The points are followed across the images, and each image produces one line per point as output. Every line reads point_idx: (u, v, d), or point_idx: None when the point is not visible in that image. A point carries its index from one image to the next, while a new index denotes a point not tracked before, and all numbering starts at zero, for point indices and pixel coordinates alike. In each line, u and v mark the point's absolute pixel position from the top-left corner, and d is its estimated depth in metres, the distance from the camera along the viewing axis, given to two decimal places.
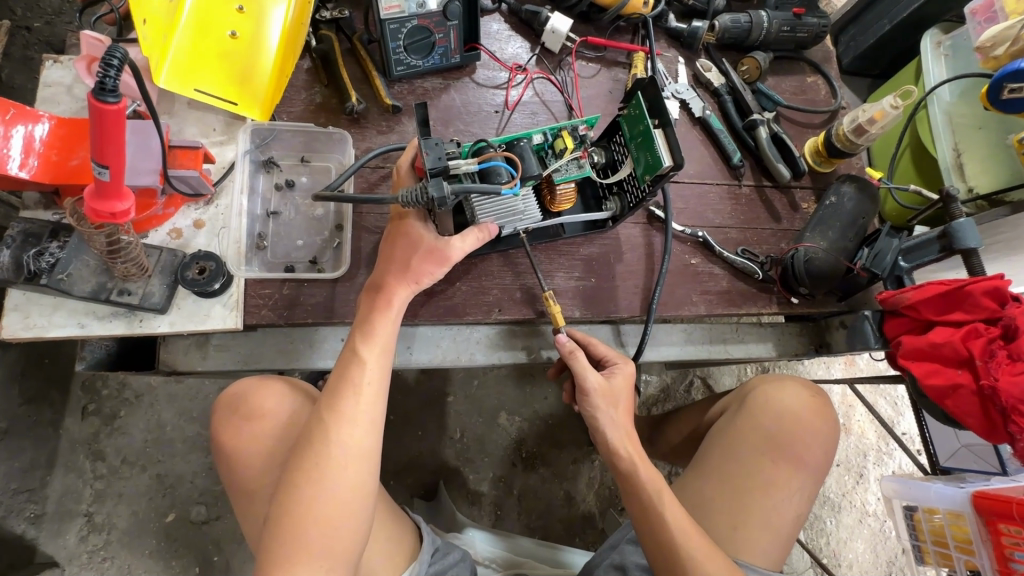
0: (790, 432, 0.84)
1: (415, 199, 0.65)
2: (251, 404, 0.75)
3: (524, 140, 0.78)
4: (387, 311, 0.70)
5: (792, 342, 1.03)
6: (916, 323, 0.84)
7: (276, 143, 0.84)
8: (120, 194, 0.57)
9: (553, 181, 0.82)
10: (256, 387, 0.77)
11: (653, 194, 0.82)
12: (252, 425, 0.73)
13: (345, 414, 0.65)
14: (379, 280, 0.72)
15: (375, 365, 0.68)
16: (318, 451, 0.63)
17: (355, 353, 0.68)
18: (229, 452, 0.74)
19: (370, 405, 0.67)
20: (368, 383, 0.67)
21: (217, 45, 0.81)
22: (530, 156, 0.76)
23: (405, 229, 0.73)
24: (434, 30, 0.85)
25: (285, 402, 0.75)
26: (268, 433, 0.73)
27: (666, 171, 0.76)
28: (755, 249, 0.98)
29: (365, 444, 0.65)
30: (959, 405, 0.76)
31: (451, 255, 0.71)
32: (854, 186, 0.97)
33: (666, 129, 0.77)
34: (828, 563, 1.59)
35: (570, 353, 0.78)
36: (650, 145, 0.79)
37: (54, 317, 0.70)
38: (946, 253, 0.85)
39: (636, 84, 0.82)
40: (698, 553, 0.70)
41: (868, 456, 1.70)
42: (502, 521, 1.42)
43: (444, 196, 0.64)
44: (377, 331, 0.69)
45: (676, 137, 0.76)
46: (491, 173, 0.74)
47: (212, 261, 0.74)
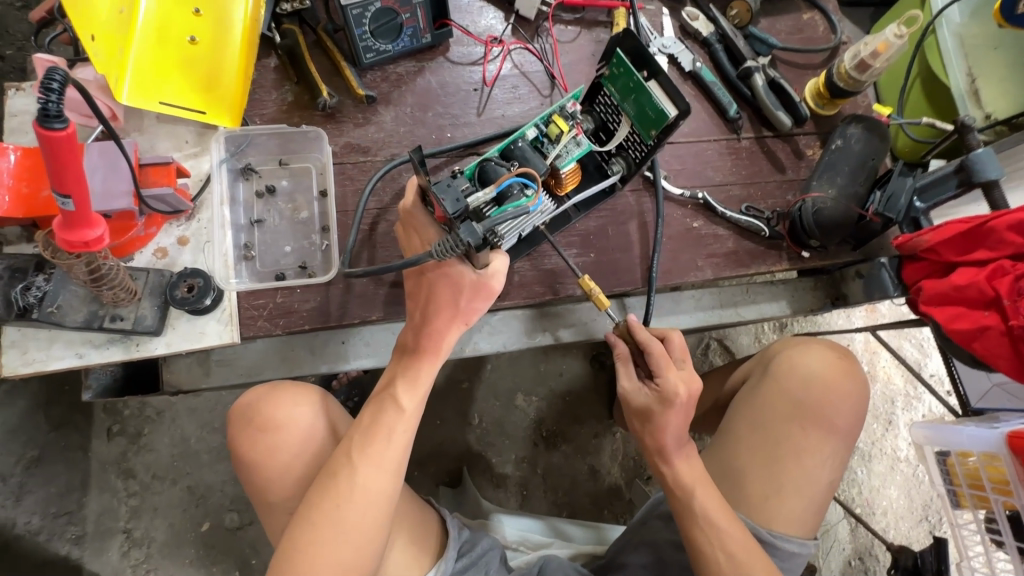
0: (820, 399, 0.81)
1: (449, 248, 0.58)
2: (265, 414, 0.66)
3: (519, 140, 0.73)
4: (435, 358, 0.66)
5: (807, 298, 0.97)
6: (936, 266, 0.80)
7: (252, 149, 0.82)
8: (89, 222, 0.55)
9: (557, 169, 0.76)
10: (268, 396, 0.68)
11: (660, 148, 0.76)
12: (270, 439, 0.65)
13: (378, 457, 0.61)
14: (427, 331, 0.66)
15: (410, 419, 0.64)
16: (342, 489, 0.60)
17: (394, 401, 0.64)
18: (241, 456, 0.67)
19: (401, 452, 0.63)
20: (402, 431, 0.63)
21: (175, 53, 0.77)
22: (531, 154, 0.72)
23: (440, 272, 0.66)
24: (399, 10, 0.82)
25: (306, 415, 0.67)
26: (290, 446, 0.65)
27: (674, 122, 0.71)
28: (760, 204, 0.94)
29: (391, 490, 0.62)
30: (987, 348, 0.71)
31: (493, 287, 0.66)
32: (860, 127, 0.91)
33: (659, 77, 0.71)
34: (862, 512, 1.58)
35: (621, 357, 0.78)
36: (644, 100, 0.73)
37: (51, 350, 0.70)
38: (965, 188, 0.79)
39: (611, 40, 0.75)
40: (728, 541, 0.72)
41: (897, 401, 1.66)
42: (529, 501, 1.43)
43: (480, 237, 0.59)
44: (421, 377, 0.65)
45: (672, 81, 0.70)
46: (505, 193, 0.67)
47: (200, 278, 0.72)
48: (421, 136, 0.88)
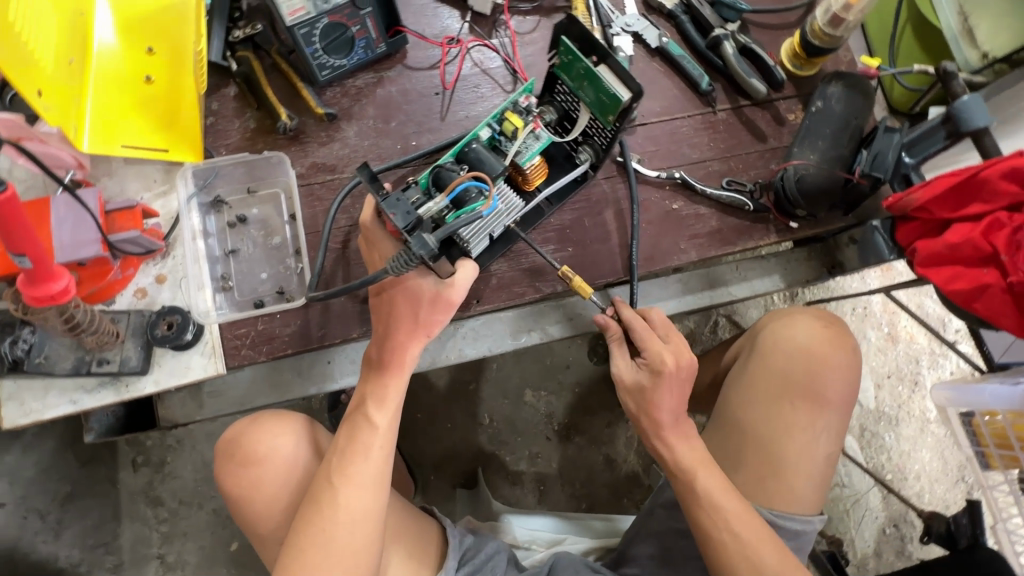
0: (810, 373, 0.77)
1: (402, 262, 0.59)
2: (246, 448, 0.69)
3: (473, 141, 0.71)
4: (401, 373, 0.68)
5: (801, 271, 0.93)
6: (929, 225, 0.75)
7: (220, 180, 0.82)
8: (53, 275, 0.57)
9: (518, 165, 0.75)
10: (251, 428, 0.70)
11: (621, 129, 0.74)
12: (253, 472, 0.68)
13: (356, 475, 0.63)
14: (389, 346, 0.67)
15: (383, 433, 0.66)
16: (327, 513, 0.61)
17: (365, 418, 0.66)
18: (228, 494, 0.69)
19: (380, 468, 0.65)
20: (378, 447, 0.65)
21: (134, 94, 0.78)
22: (488, 156, 0.70)
23: (404, 286, 0.68)
24: (348, 23, 0.81)
25: (287, 444, 0.69)
26: (275, 476, 0.68)
27: (628, 105, 0.67)
28: (742, 177, 0.90)
29: (374, 507, 0.63)
30: (989, 307, 0.67)
31: (453, 297, 0.68)
32: (840, 85, 0.87)
33: (608, 62, 0.67)
34: (894, 479, 1.52)
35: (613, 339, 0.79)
36: (597, 87, 0.70)
37: (47, 398, 0.72)
38: (954, 139, 0.73)
39: (556, 29, 0.70)
40: (730, 530, 0.70)
41: (921, 361, 1.59)
42: (547, 495, 1.43)
43: (433, 249, 0.59)
44: (389, 394, 0.67)
45: (621, 64, 0.66)
46: (462, 197, 0.67)
47: (178, 314, 0.74)
48: (386, 148, 0.87)
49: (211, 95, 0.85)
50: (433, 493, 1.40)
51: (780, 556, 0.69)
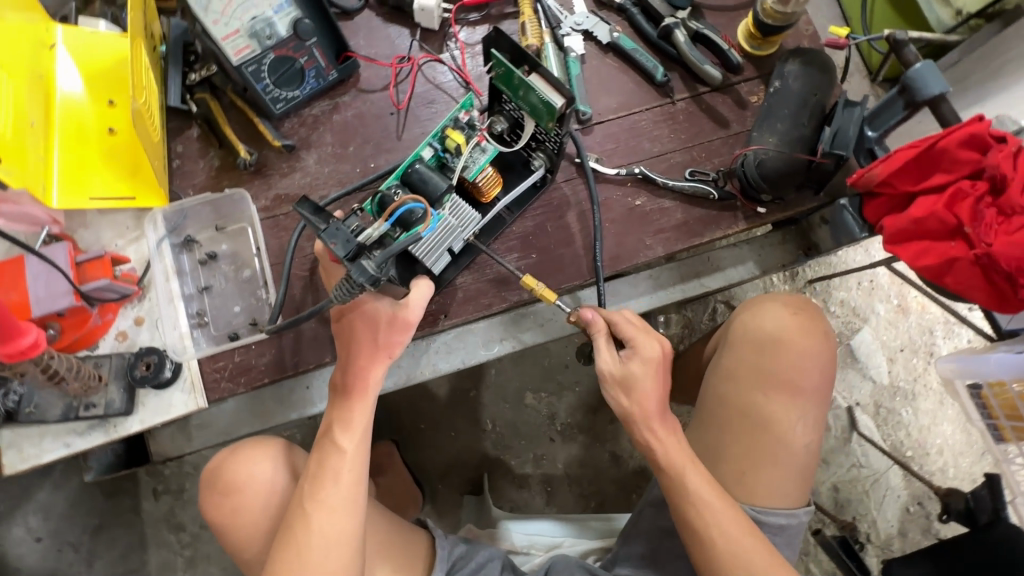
0: (784, 363, 0.76)
1: (345, 291, 0.61)
2: (226, 478, 0.72)
3: (416, 162, 0.72)
4: (365, 396, 0.69)
5: (775, 255, 0.92)
6: (895, 199, 0.72)
7: (189, 221, 0.86)
8: (20, 331, 0.60)
9: (468, 179, 0.76)
10: (231, 458, 0.73)
11: (565, 133, 0.74)
12: (233, 500, 0.71)
13: (326, 500, 0.64)
14: (351, 370, 0.68)
15: (353, 455, 0.67)
16: (301, 536, 0.63)
17: (333, 442, 0.67)
18: (214, 522, 0.72)
19: (351, 491, 0.66)
20: (347, 470, 0.66)
21: (99, 147, 0.81)
22: (431, 176, 0.71)
23: (361, 309, 0.69)
24: (295, 55, 0.83)
25: (265, 472, 0.72)
26: (255, 501, 0.71)
27: (563, 111, 0.68)
28: (705, 166, 0.89)
29: (346, 529, 0.64)
30: (959, 281, 0.65)
31: (409, 317, 0.69)
32: (798, 62, 0.84)
33: (539, 70, 0.68)
34: (915, 455, 1.41)
35: (597, 333, 0.73)
36: (531, 95, 0.70)
37: (43, 444, 0.76)
38: (912, 109, 0.71)
39: (486, 41, 0.71)
40: (718, 530, 0.67)
41: (936, 331, 1.47)
42: (554, 496, 1.41)
43: (374, 275, 0.61)
44: (354, 418, 0.68)
45: (552, 74, 0.67)
46: (406, 218, 0.67)
47: (154, 355, 0.77)
48: (345, 172, 0.88)
49: (176, 138, 0.88)
50: (442, 503, 1.40)
51: (769, 554, 0.67)
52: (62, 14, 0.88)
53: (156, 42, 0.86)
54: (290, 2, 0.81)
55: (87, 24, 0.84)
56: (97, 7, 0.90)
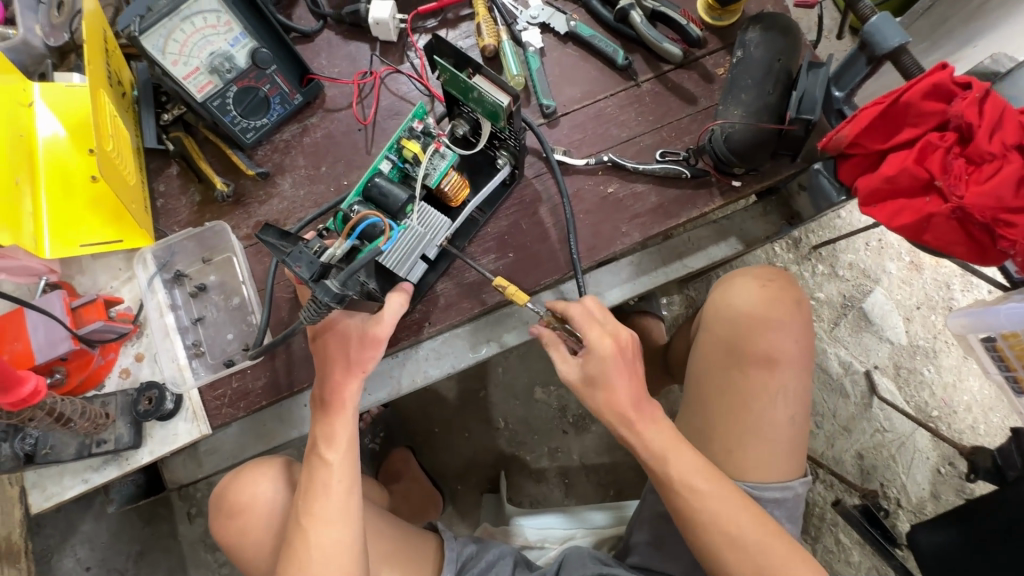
0: (757, 336, 0.77)
1: (314, 311, 0.63)
2: (231, 500, 0.75)
3: (375, 176, 0.74)
4: (344, 411, 0.70)
5: (759, 228, 0.91)
6: (868, 159, 0.71)
7: (177, 257, 0.89)
8: (19, 380, 0.65)
9: (431, 186, 0.77)
10: (234, 481, 0.76)
11: (519, 127, 0.74)
12: (241, 521, 0.74)
13: (319, 511, 0.66)
14: (328, 387, 0.70)
15: (338, 467, 0.69)
16: (301, 549, 0.66)
17: (319, 458, 0.69)
18: (226, 544, 0.76)
19: (344, 501, 0.68)
20: (338, 481, 0.68)
21: (85, 195, 0.84)
22: (390, 188, 0.73)
23: (341, 327, 0.71)
24: (258, 84, 0.85)
25: (265, 494, 0.74)
26: (261, 521, 0.74)
27: (510, 108, 0.69)
28: (675, 146, 0.87)
29: (345, 538, 0.66)
30: (938, 237, 0.64)
31: (380, 334, 0.69)
32: (759, 28, 0.82)
33: (482, 72, 0.69)
34: (941, 415, 1.34)
35: (549, 342, 0.73)
36: (477, 95, 0.71)
37: (63, 481, 0.81)
38: (874, 64, 0.70)
39: (428, 48, 0.73)
40: (705, 510, 0.67)
41: (952, 285, 1.40)
42: (573, 488, 1.37)
43: (338, 293, 0.62)
44: (337, 432, 0.69)
45: (495, 72, 0.68)
46: (370, 232, 0.70)
47: (155, 389, 0.80)
48: (320, 192, 0.90)
49: (157, 178, 0.91)
50: (462, 505, 1.37)
51: (759, 523, 0.67)
52: (41, 70, 0.92)
53: (127, 88, 0.90)
54: (245, 33, 0.81)
55: (62, 79, 0.88)
56: (72, 60, 0.94)
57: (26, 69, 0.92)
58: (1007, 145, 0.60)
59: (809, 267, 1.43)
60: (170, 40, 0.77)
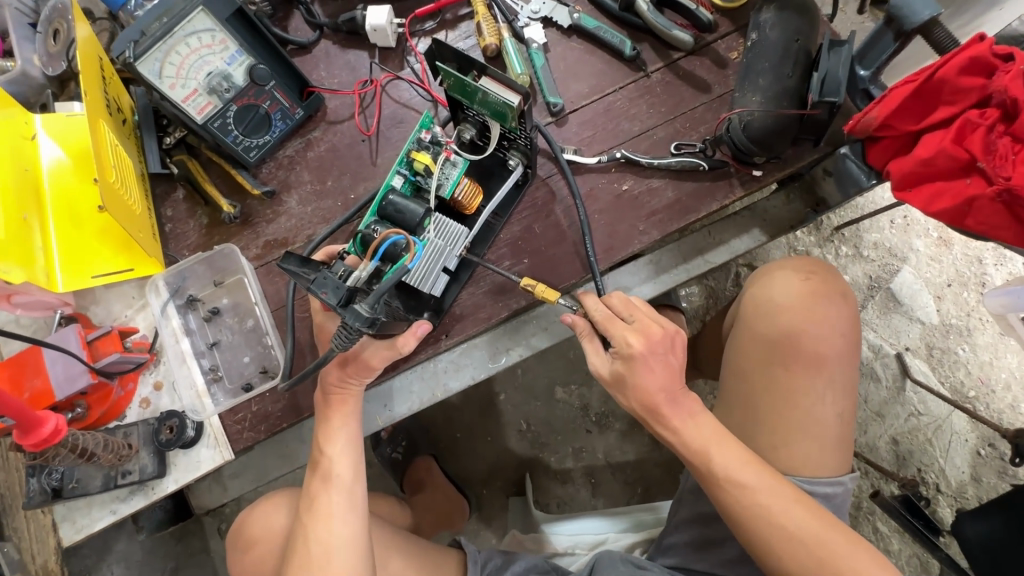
0: (797, 331, 0.75)
1: (346, 337, 0.61)
2: (247, 532, 0.79)
3: (389, 193, 0.71)
4: (342, 407, 0.74)
5: (781, 217, 0.87)
6: (902, 141, 0.67)
7: (189, 282, 0.88)
8: (40, 420, 0.65)
9: (444, 197, 0.75)
10: (247, 513, 0.81)
11: (530, 127, 0.72)
12: (256, 549, 0.78)
13: (320, 509, 0.70)
14: (330, 388, 0.73)
15: (340, 492, 0.71)
16: (304, 549, 0.68)
17: (319, 451, 0.73)
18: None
19: (343, 494, 0.71)
20: (339, 474, 0.72)
21: (92, 224, 0.83)
22: (406, 205, 0.69)
23: (357, 348, 0.70)
24: (258, 101, 0.84)
25: (271, 517, 0.78)
26: (272, 544, 0.77)
27: (521, 107, 0.66)
28: (690, 137, 0.84)
29: (346, 531, 0.69)
30: (982, 220, 0.60)
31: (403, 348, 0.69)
32: (774, 8, 0.77)
33: (488, 72, 0.66)
34: (979, 396, 1.29)
35: (583, 333, 0.72)
36: (485, 98, 0.68)
37: (92, 513, 0.81)
38: (903, 40, 0.67)
39: (430, 54, 0.70)
40: (760, 503, 0.64)
41: (985, 259, 1.34)
42: (600, 487, 1.35)
43: (369, 317, 0.59)
44: (335, 428, 0.73)
45: (502, 72, 0.65)
46: (391, 251, 0.66)
47: (176, 417, 0.80)
48: (328, 208, 0.88)
49: (164, 203, 0.90)
50: (489, 509, 1.36)
51: (814, 518, 0.64)
52: (42, 101, 0.92)
53: (127, 114, 0.88)
54: (241, 50, 0.79)
55: (63, 108, 0.87)
56: (72, 88, 0.93)
57: (27, 100, 0.91)
58: None
59: (833, 249, 1.38)
60: (167, 63, 0.75)
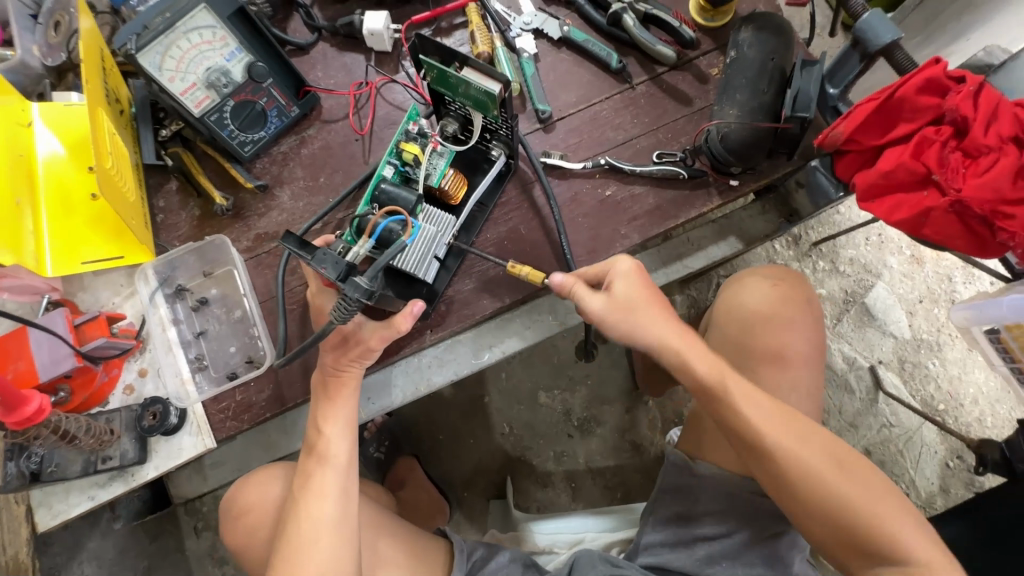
0: (764, 335, 0.79)
1: (345, 311, 0.61)
2: (237, 504, 0.80)
3: (381, 183, 0.74)
4: (344, 392, 0.74)
5: (756, 226, 0.91)
6: (864, 155, 0.71)
7: (178, 271, 0.89)
8: (24, 399, 0.66)
9: (433, 186, 0.78)
10: (239, 487, 0.81)
11: (512, 114, 0.75)
12: (246, 521, 0.79)
13: (316, 486, 0.71)
14: (328, 371, 0.74)
15: (336, 471, 0.72)
16: (297, 523, 0.69)
17: (318, 431, 0.74)
18: (234, 546, 0.81)
19: (340, 473, 0.72)
20: (338, 453, 0.73)
21: (83, 211, 0.85)
22: (398, 192, 0.73)
23: (341, 339, 0.71)
24: (255, 97, 0.86)
25: (262, 494, 0.79)
26: (263, 518, 0.78)
27: (503, 94, 0.69)
28: (672, 147, 0.88)
29: (341, 511, 0.70)
30: (939, 230, 0.65)
31: (402, 327, 0.70)
32: (751, 28, 0.82)
33: (470, 63, 0.70)
34: (948, 408, 1.33)
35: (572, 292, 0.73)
36: (466, 88, 0.72)
37: (69, 499, 0.81)
38: (867, 62, 0.72)
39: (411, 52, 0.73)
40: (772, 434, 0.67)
41: (954, 277, 1.39)
42: (580, 492, 1.36)
43: (368, 289, 0.60)
44: (336, 410, 0.74)
45: (482, 61, 0.69)
46: (386, 235, 0.69)
47: (160, 404, 0.81)
48: (319, 204, 0.90)
49: (157, 194, 0.91)
50: (470, 510, 1.36)
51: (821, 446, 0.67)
52: (39, 90, 0.93)
53: (125, 105, 0.90)
54: (240, 47, 0.82)
55: (61, 97, 0.88)
56: (70, 79, 0.94)
57: (24, 89, 0.92)
58: (1002, 137, 0.62)
59: (811, 263, 1.42)
60: (167, 56, 0.77)
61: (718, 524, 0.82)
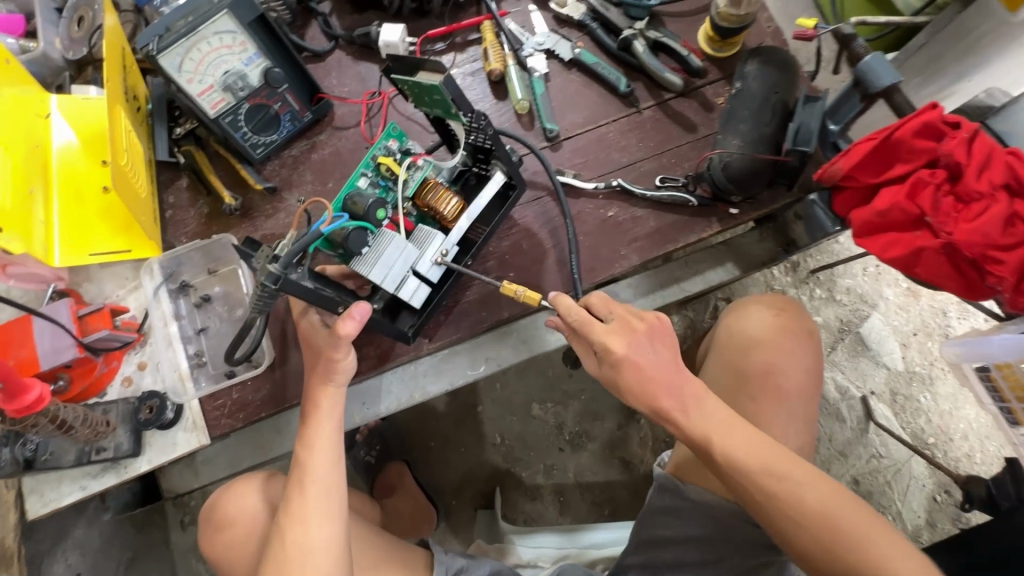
0: (763, 364, 0.80)
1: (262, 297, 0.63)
2: (219, 515, 0.81)
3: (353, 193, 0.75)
4: (318, 414, 0.74)
5: (755, 254, 0.93)
6: (862, 192, 0.74)
7: (184, 267, 0.91)
8: (24, 387, 0.67)
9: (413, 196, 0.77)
10: (222, 498, 0.82)
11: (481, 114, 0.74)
12: (229, 533, 0.79)
13: (296, 513, 0.70)
14: (308, 392, 0.75)
15: (317, 498, 0.71)
16: (279, 550, 0.69)
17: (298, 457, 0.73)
18: (216, 559, 0.81)
19: (320, 498, 0.71)
20: (317, 478, 0.72)
21: (93, 204, 0.86)
22: (365, 199, 0.73)
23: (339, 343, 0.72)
24: (269, 101, 0.88)
25: (245, 506, 0.80)
26: (245, 532, 0.79)
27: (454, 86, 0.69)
28: (674, 172, 0.89)
29: (322, 537, 0.69)
30: (929, 270, 0.68)
31: (341, 330, 0.67)
32: (757, 61, 0.84)
33: (425, 66, 0.72)
34: (938, 443, 1.34)
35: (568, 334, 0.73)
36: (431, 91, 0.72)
37: (61, 488, 0.81)
38: (868, 101, 0.74)
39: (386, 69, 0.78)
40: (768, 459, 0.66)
41: (948, 311, 1.41)
42: (568, 506, 1.36)
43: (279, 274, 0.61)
44: (314, 436, 0.73)
45: (433, 60, 0.71)
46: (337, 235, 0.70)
47: (156, 398, 0.82)
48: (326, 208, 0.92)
49: (167, 190, 0.93)
50: (456, 520, 1.36)
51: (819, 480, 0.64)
52: (58, 82, 0.95)
53: (141, 101, 0.92)
54: (259, 53, 0.83)
55: (79, 91, 0.90)
56: (89, 73, 0.97)
57: (44, 80, 0.94)
58: (994, 184, 0.63)
59: (807, 290, 1.44)
60: (188, 58, 0.78)
61: (700, 550, 0.82)
